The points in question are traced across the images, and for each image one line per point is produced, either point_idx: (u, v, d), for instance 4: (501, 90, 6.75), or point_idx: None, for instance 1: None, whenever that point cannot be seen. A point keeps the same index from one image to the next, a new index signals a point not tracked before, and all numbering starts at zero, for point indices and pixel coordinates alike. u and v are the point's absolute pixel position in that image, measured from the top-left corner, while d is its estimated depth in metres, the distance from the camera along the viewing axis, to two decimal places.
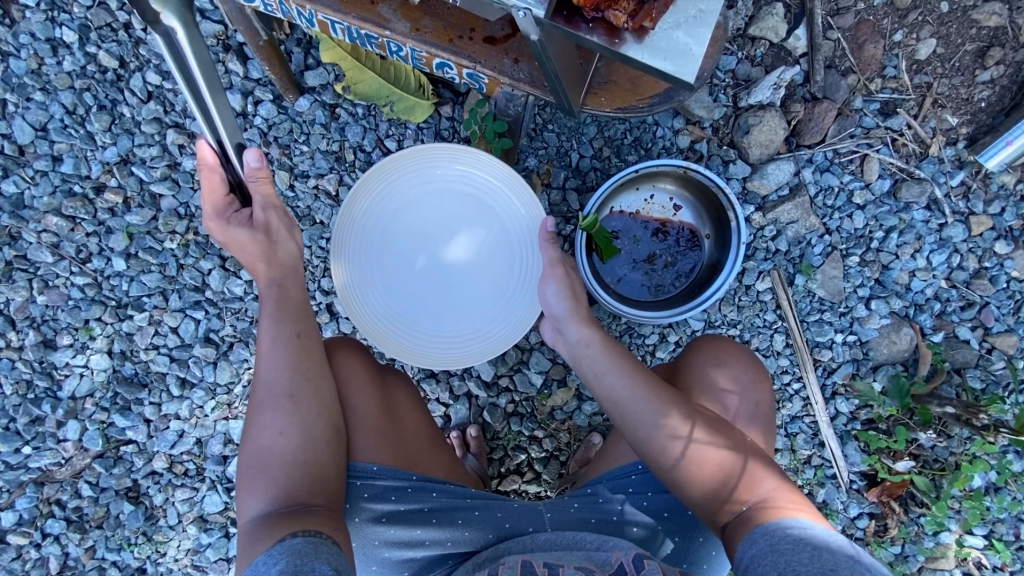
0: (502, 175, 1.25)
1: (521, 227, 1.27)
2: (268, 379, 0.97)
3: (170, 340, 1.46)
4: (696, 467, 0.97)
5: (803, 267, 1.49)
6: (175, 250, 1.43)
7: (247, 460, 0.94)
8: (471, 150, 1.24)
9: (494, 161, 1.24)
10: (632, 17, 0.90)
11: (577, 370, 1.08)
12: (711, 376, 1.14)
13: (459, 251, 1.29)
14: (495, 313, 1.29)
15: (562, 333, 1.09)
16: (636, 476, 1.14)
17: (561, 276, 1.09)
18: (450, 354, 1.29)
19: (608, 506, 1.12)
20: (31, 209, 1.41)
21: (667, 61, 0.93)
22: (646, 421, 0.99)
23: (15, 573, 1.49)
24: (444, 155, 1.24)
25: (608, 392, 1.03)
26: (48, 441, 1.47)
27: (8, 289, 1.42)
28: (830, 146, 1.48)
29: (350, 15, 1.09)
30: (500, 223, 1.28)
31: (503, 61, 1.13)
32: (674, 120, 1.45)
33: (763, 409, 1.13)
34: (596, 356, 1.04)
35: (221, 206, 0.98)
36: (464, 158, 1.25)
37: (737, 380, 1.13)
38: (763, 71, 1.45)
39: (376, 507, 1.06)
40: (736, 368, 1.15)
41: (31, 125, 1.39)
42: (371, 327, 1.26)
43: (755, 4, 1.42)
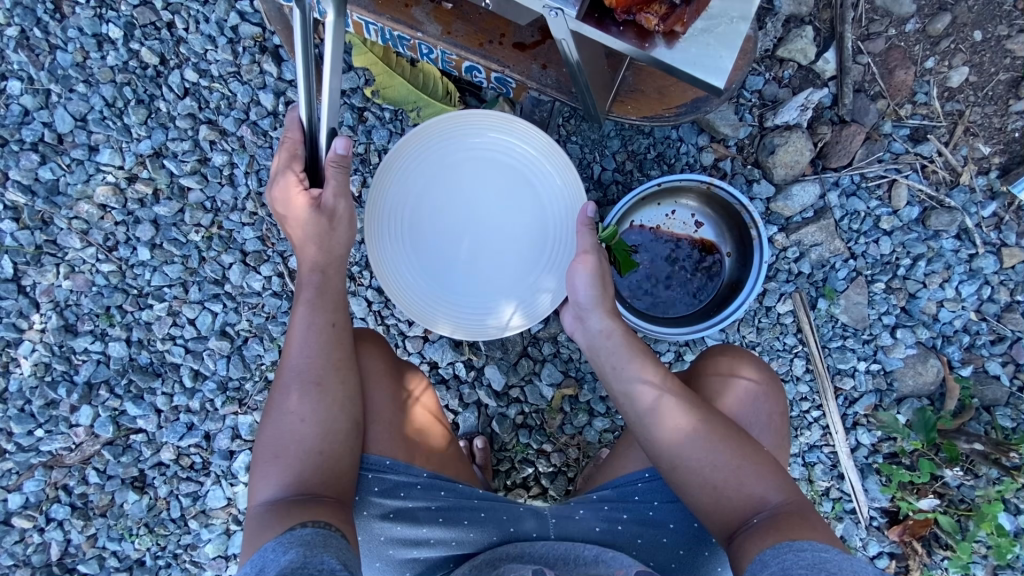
0: (541, 147, 1.25)
1: (556, 196, 1.27)
2: (295, 364, 0.96)
3: (187, 331, 1.48)
4: (710, 475, 0.94)
5: (826, 291, 1.46)
6: (198, 242, 1.46)
7: (264, 443, 0.93)
8: (511, 118, 1.24)
9: (535, 131, 1.24)
10: (664, 21, 0.92)
11: (593, 361, 1.04)
12: (723, 388, 1.11)
13: (493, 222, 1.29)
14: (523, 286, 1.29)
15: (582, 320, 1.06)
16: (642, 484, 1.09)
17: (593, 263, 1.04)
18: (475, 325, 1.30)
19: (614, 515, 1.09)
20: (65, 195, 1.45)
21: (696, 68, 0.94)
22: (664, 424, 0.96)
23: (16, 556, 1.50)
24: (484, 121, 1.24)
25: (623, 389, 1.00)
26: (61, 425, 1.49)
27: (36, 273, 1.45)
28: (858, 169, 1.45)
29: (384, 16, 1.12)
30: (536, 197, 1.28)
31: (531, 66, 1.14)
32: (699, 136, 1.44)
33: (776, 421, 1.10)
34: (615, 348, 1.01)
35: (292, 180, 0.95)
36: (502, 126, 1.25)
37: (751, 393, 1.11)
38: (790, 92, 1.44)
39: (386, 503, 1.05)
40: (750, 380, 1.12)
41: (72, 115, 1.44)
42: (401, 293, 1.27)
43: (784, 26, 1.42)
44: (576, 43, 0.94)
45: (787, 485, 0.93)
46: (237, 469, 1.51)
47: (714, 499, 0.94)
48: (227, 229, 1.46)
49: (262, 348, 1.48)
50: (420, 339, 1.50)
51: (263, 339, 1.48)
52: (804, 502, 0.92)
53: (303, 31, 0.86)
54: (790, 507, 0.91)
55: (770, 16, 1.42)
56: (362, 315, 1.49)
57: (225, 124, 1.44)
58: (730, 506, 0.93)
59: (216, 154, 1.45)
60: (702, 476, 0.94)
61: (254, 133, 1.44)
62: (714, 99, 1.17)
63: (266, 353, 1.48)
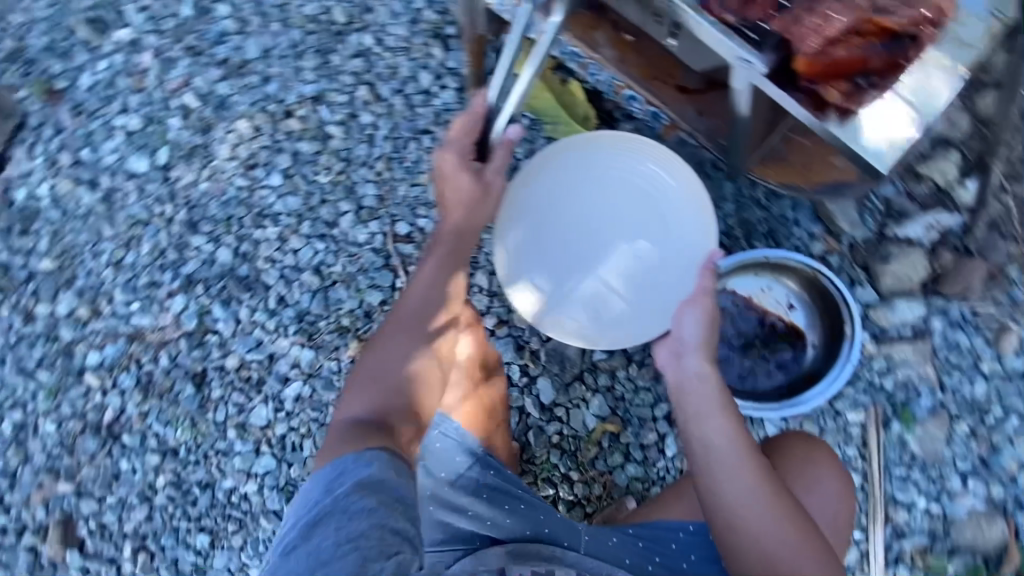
0: (687, 184, 1.23)
1: (687, 236, 1.24)
2: (412, 306, 1.04)
3: (287, 259, 1.60)
4: (768, 548, 0.91)
5: (904, 414, 1.40)
6: (324, 184, 1.59)
7: (364, 367, 0.99)
8: (666, 150, 1.24)
9: (687, 169, 1.23)
10: (845, 98, 0.96)
11: (677, 400, 1.02)
12: (793, 470, 1.08)
13: (619, 241, 1.27)
14: (626, 312, 1.25)
15: (679, 358, 1.03)
16: (683, 534, 1.08)
17: (706, 306, 1.04)
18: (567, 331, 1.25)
19: (648, 556, 1.07)
20: (230, 111, 1.62)
21: (864, 147, 0.96)
22: (735, 484, 0.93)
23: (76, 408, 1.64)
24: (639, 146, 1.25)
25: (702, 436, 0.97)
26: (154, 305, 1.63)
27: (183, 168, 1.62)
28: (971, 304, 1.40)
29: (570, 31, 1.21)
30: (667, 231, 1.26)
31: (687, 111, 1.21)
32: (814, 224, 1.45)
33: (839, 521, 1.07)
34: (707, 394, 0.99)
35: (465, 148, 1.05)
36: (655, 155, 1.25)
37: (821, 485, 1.07)
38: (920, 209, 1.43)
39: None
40: (824, 473, 1.08)
41: (260, 46, 1.62)
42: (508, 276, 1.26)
43: (931, 145, 1.42)
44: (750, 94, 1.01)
45: None
46: (286, 396, 1.60)
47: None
48: (352, 180, 1.59)
49: (346, 294, 1.58)
50: (488, 332, 1.55)
51: (349, 287, 1.58)
52: None
53: (523, 26, 0.99)
54: None
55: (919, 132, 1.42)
56: None
57: (382, 90, 1.58)
58: None
59: (366, 113, 1.58)
60: (758, 546, 0.91)
61: (405, 104, 1.57)
62: (858, 185, 1.17)
63: (348, 300, 1.58)
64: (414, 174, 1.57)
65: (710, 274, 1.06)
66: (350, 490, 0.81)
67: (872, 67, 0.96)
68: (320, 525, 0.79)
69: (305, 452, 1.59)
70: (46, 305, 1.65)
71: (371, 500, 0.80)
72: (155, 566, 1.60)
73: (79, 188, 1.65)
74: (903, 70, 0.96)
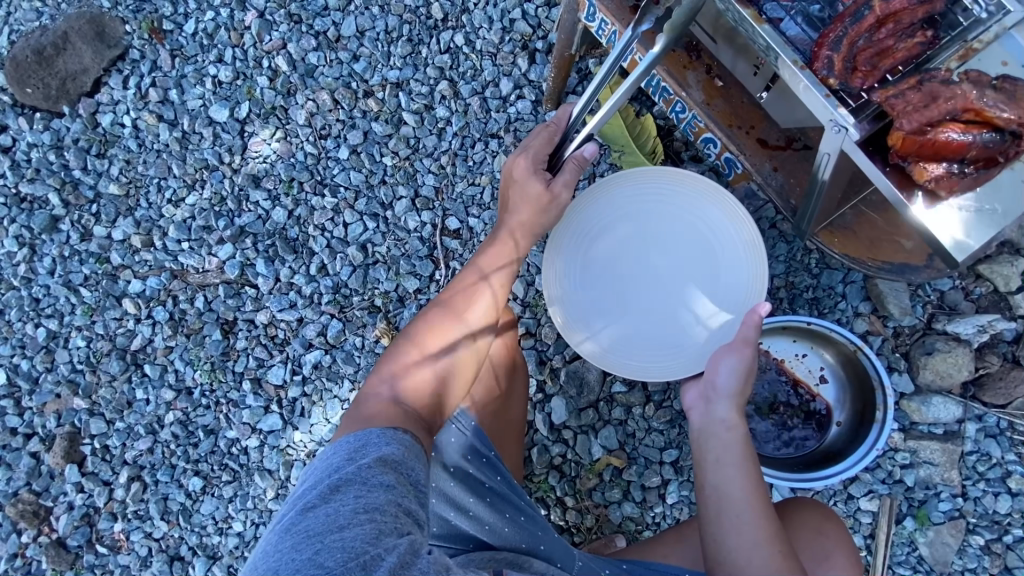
0: (746, 238, 1.22)
1: (735, 290, 1.23)
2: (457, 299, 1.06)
3: (337, 230, 1.65)
4: None
5: (919, 513, 1.36)
6: (387, 166, 1.64)
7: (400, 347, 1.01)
8: (733, 202, 1.22)
9: (749, 223, 1.21)
10: (936, 180, 0.95)
11: (697, 443, 1.01)
12: (802, 539, 1.05)
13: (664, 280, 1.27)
14: (661, 351, 1.25)
15: (707, 402, 1.02)
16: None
17: (747, 356, 1.01)
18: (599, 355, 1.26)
19: None
20: (315, 80, 1.69)
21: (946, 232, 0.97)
22: (747, 540, 0.90)
23: (107, 330, 1.69)
24: (707, 190, 1.23)
25: (716, 484, 0.95)
26: (203, 248, 1.69)
27: (259, 125, 1.69)
28: (1009, 416, 1.36)
29: (663, 65, 1.21)
30: (715, 277, 1.24)
31: (763, 164, 1.21)
32: (862, 302, 1.42)
33: None
34: (730, 443, 0.97)
35: (539, 157, 1.09)
36: (721, 202, 1.23)
37: (831, 560, 1.03)
38: (973, 308, 1.40)
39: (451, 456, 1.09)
40: (836, 549, 1.04)
41: (356, 26, 1.69)
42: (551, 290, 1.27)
43: (997, 247, 1.40)
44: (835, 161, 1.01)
45: None
46: (305, 361, 1.62)
47: None
48: (415, 168, 1.63)
49: (385, 276, 1.61)
50: None
51: (389, 269, 1.61)
52: None
53: (622, 51, 1.02)
54: None
55: None
56: None
57: (462, 88, 1.63)
58: None
59: (442, 107, 1.63)
60: None
61: (480, 106, 1.61)
62: (924, 270, 1.19)
63: (385, 281, 1.61)
64: (474, 174, 1.61)
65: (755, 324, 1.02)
66: (373, 462, 0.80)
67: (968, 156, 0.96)
68: (338, 490, 0.77)
69: (312, 419, 1.61)
70: (104, 228, 1.72)
71: (392, 476, 0.79)
72: (145, 498, 1.62)
73: (160, 125, 1.73)
74: (997, 165, 0.96)
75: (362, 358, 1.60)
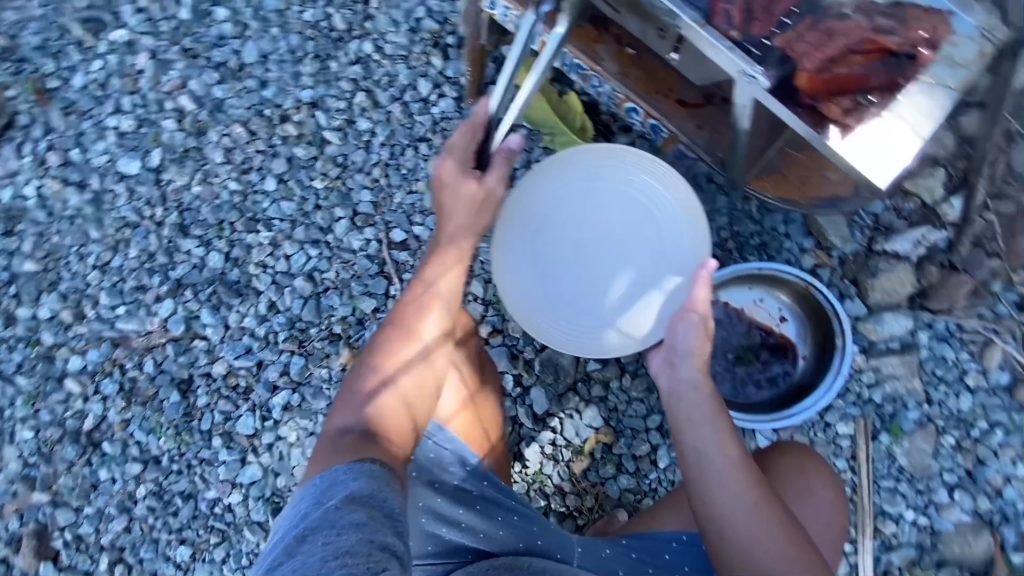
0: (680, 198, 1.24)
1: (680, 250, 1.24)
2: (408, 315, 1.03)
3: (279, 264, 1.58)
4: (759, 558, 0.91)
5: (893, 427, 1.42)
6: (319, 190, 1.58)
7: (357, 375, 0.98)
8: (661, 163, 1.25)
9: (679, 182, 1.24)
10: (845, 114, 0.99)
11: (670, 408, 1.02)
12: (786, 482, 1.09)
13: (612, 254, 1.27)
14: (630, 321, 1.24)
15: (672, 366, 1.03)
16: (676, 544, 1.08)
17: (700, 316, 1.01)
18: (561, 339, 1.26)
19: (641, 565, 1.07)
20: (224, 114, 1.61)
21: (866, 159, 0.98)
22: (729, 495, 0.93)
23: (55, 414, 1.59)
24: (636, 159, 1.25)
25: (694, 445, 0.97)
26: (141, 310, 1.60)
27: (175, 171, 1.60)
28: (956, 319, 1.44)
29: (572, 44, 1.22)
30: (659, 241, 1.25)
31: (687, 123, 1.23)
32: (805, 238, 1.47)
33: (832, 532, 1.07)
34: (699, 404, 0.98)
35: (465, 156, 1.06)
36: (650, 168, 1.25)
37: (813, 495, 1.08)
38: (907, 225, 1.46)
39: (434, 473, 1.09)
40: (817, 483, 1.08)
41: (257, 51, 1.61)
42: (503, 282, 1.25)
43: (918, 163, 1.46)
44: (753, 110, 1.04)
45: None
46: (274, 404, 1.57)
47: None
48: (348, 187, 1.58)
49: (339, 301, 1.56)
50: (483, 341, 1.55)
51: (342, 294, 1.56)
52: None
53: (527, 37, 1.01)
54: None
55: None
56: None
57: (381, 97, 1.59)
58: None
59: (363, 119, 1.58)
60: (749, 556, 0.92)
61: (402, 112, 1.58)
62: (853, 199, 1.22)
63: (341, 307, 1.56)
64: (410, 181, 1.57)
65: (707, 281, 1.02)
66: (340, 503, 0.76)
67: (872, 84, 1.01)
68: (304, 540, 0.73)
69: (293, 462, 1.55)
70: (28, 308, 1.61)
71: (361, 513, 0.76)
72: None
73: (67, 189, 1.62)
74: (903, 88, 1.00)
75: (333, 389, 1.56)
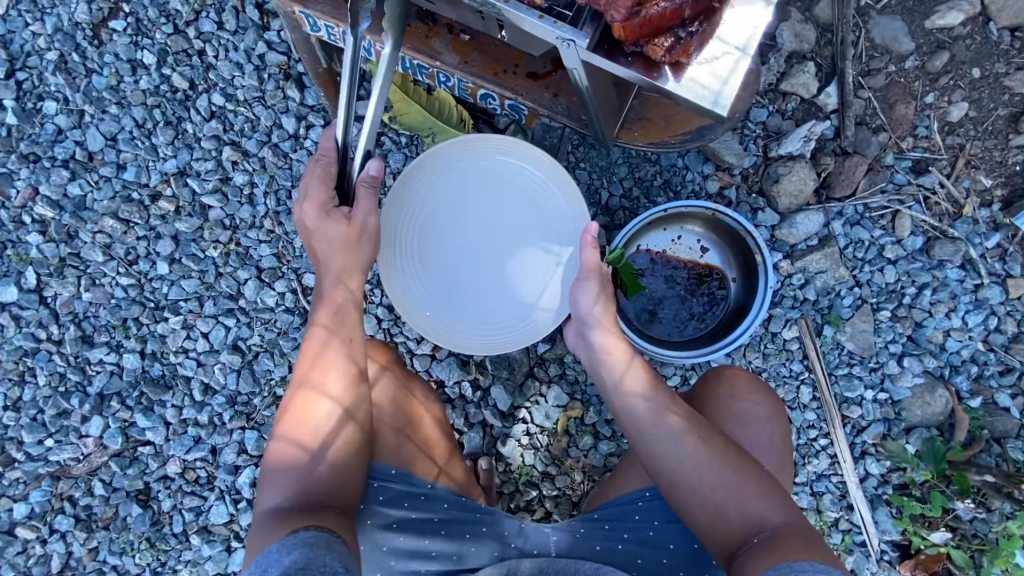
0: (549, 171, 1.25)
1: (563, 220, 1.26)
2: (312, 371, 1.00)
3: (199, 345, 1.51)
4: (708, 492, 0.93)
5: (832, 318, 1.47)
6: (216, 258, 1.50)
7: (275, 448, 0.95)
8: (521, 142, 1.25)
9: (543, 156, 1.25)
10: (670, 51, 0.92)
11: (594, 376, 1.04)
12: (723, 409, 1.11)
13: (502, 243, 1.27)
14: (531, 304, 1.26)
15: (583, 336, 1.04)
16: (642, 503, 1.08)
17: (595, 281, 1.03)
18: (478, 340, 1.27)
19: (615, 535, 1.08)
20: (91, 210, 1.50)
21: (706, 91, 0.93)
22: (662, 440, 0.95)
23: (16, 568, 1.49)
24: (496, 144, 1.25)
25: (623, 406, 0.99)
26: (71, 435, 1.50)
27: (57, 284, 1.49)
28: (861, 200, 1.48)
29: (406, 46, 1.16)
30: (542, 217, 1.27)
31: (542, 95, 1.18)
32: (704, 165, 1.48)
33: (779, 442, 1.10)
34: (613, 364, 1.00)
35: (324, 197, 1.02)
36: (512, 149, 1.25)
37: (751, 413, 1.10)
38: (793, 124, 1.48)
39: (389, 512, 1.06)
40: (751, 401, 1.11)
41: (103, 134, 1.50)
42: (404, 304, 1.24)
43: (786, 62, 1.48)
44: (585, 73, 0.99)
45: (787, 506, 0.93)
46: (241, 485, 1.51)
47: (715, 518, 0.92)
48: (244, 246, 1.50)
49: (273, 363, 1.51)
50: (428, 357, 1.52)
51: (274, 355, 1.51)
52: (803, 522, 0.91)
53: (354, 55, 0.98)
54: (791, 527, 0.90)
55: (772, 52, 1.47)
56: (373, 332, 1.51)
57: (248, 146, 1.51)
58: (729, 525, 0.92)
59: (238, 174, 1.50)
60: (699, 493, 0.93)
61: (275, 154, 1.50)
62: (719, 127, 1.23)
63: (277, 368, 1.50)
64: None
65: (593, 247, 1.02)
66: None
67: (685, 16, 0.92)
68: None
69: None
70: None
71: None
72: None
73: None
74: (719, 12, 0.93)
75: None
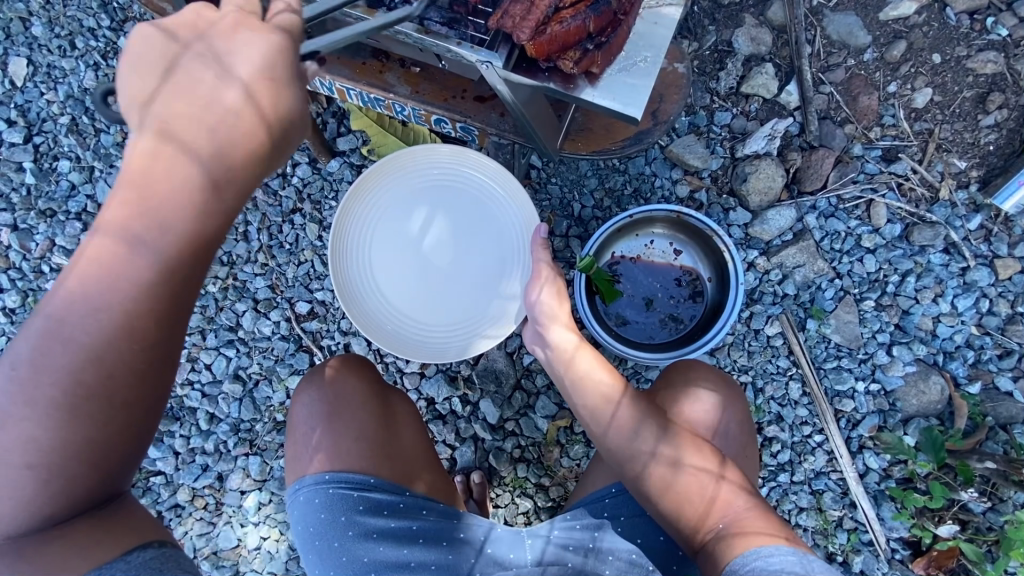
0: (495, 176, 1.32)
1: (513, 224, 1.32)
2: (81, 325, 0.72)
3: (203, 375, 1.60)
4: (671, 481, 0.96)
5: (815, 311, 1.46)
6: (215, 293, 1.60)
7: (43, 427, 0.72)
8: (466, 150, 1.32)
9: (489, 162, 1.31)
10: (579, 63, 0.98)
11: (554, 376, 1.09)
12: (681, 399, 1.15)
13: (455, 249, 1.34)
14: (481, 313, 1.33)
15: (542, 336, 1.10)
16: (609, 499, 1.15)
17: (547, 278, 1.11)
18: (437, 345, 1.32)
19: (587, 533, 1.13)
20: None
21: (616, 100, 0.99)
22: (622, 435, 0.99)
23: None
24: (442, 156, 1.32)
25: (581, 402, 1.04)
26: None
27: None
28: (833, 191, 1.49)
29: (361, 82, 1.26)
30: (492, 222, 1.34)
31: (490, 115, 1.25)
32: (672, 170, 1.52)
33: (736, 425, 1.14)
34: (572, 361, 1.06)
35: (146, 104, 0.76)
36: (459, 158, 1.32)
37: (708, 401, 1.13)
38: (757, 124, 1.51)
39: (370, 522, 1.08)
40: (705, 389, 1.15)
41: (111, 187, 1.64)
42: (362, 313, 1.29)
43: (744, 65, 1.51)
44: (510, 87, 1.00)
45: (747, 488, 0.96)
46: (246, 509, 1.56)
47: (681, 510, 0.95)
48: (241, 280, 1.60)
49: (272, 389, 1.58)
50: (417, 375, 1.57)
51: (271, 381, 1.58)
52: (762, 505, 0.95)
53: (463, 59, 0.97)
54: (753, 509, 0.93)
55: (729, 57, 1.51)
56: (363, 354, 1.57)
57: None
58: (696, 513, 0.94)
59: None
60: (664, 485, 0.96)
61: (265, 193, 1.61)
62: (654, 130, 1.29)
63: (275, 394, 1.58)
64: (297, 253, 1.60)
65: (542, 248, 1.14)
66: None
67: (590, 31, 0.97)
68: None
69: (282, 557, 1.54)
70: None
71: None
72: None
73: None
74: (619, 24, 0.99)
75: None
